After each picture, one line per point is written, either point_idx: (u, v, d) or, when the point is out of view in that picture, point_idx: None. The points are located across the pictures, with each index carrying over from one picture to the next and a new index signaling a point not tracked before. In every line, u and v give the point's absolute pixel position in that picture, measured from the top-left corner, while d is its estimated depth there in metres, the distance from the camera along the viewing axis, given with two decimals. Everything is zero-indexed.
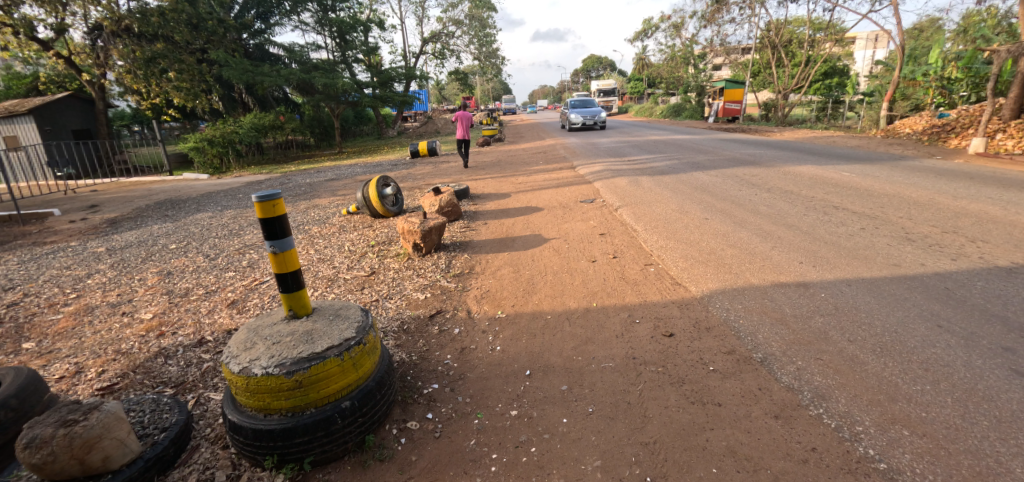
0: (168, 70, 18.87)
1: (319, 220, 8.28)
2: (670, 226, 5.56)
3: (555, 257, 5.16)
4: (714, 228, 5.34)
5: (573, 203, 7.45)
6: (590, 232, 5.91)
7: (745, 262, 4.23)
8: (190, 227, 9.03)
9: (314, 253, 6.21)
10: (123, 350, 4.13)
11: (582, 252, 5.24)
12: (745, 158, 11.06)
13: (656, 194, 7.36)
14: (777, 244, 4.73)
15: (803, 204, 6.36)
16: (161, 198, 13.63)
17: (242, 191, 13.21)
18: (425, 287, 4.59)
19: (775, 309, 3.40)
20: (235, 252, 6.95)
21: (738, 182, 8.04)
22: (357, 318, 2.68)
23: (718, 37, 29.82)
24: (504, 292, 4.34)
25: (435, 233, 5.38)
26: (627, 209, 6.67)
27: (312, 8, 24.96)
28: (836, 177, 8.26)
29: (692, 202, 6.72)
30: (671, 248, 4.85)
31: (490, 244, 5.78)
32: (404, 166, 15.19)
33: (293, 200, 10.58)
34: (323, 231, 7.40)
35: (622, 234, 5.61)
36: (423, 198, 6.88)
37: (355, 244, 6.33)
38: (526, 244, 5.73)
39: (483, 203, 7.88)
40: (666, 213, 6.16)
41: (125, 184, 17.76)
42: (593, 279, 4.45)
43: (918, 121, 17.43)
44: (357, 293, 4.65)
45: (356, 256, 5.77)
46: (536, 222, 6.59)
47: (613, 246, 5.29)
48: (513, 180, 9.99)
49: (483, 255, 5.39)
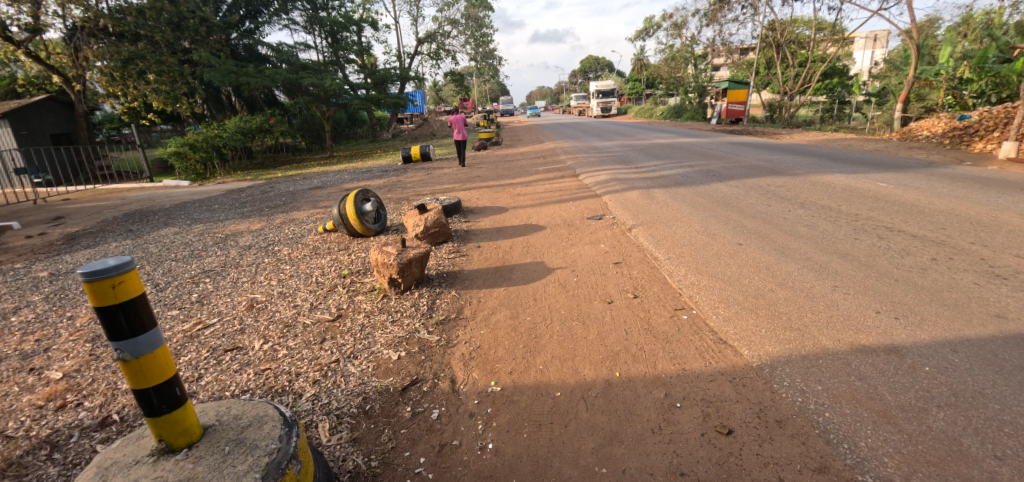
0: (147, 72, 17.84)
1: (292, 239, 7.35)
2: (699, 254, 4.64)
3: (562, 296, 4.21)
4: (755, 258, 4.40)
5: (579, 221, 6.51)
6: (603, 260, 4.96)
7: (808, 312, 3.32)
8: (150, 246, 8.08)
9: (276, 285, 5.28)
10: (6, 431, 3.21)
11: (596, 289, 4.29)
12: (763, 165, 10.16)
13: (674, 210, 6.43)
14: (841, 283, 3.80)
15: (849, 224, 5.45)
16: (132, 209, 12.67)
17: (218, 201, 12.25)
18: (399, 340, 3.64)
19: (872, 394, 2.49)
20: (189, 280, 6.03)
21: (765, 195, 7.12)
22: (265, 442, 1.94)
23: (720, 36, 28.98)
24: (499, 350, 3.39)
25: (416, 265, 4.43)
26: (644, 229, 5.74)
27: (302, 7, 24.04)
28: (873, 188, 7.35)
29: (718, 220, 5.80)
30: (708, 287, 3.92)
31: (483, 275, 4.83)
32: (394, 173, 14.23)
33: (269, 213, 9.61)
34: (294, 254, 6.47)
35: (641, 264, 4.68)
36: (407, 216, 5.96)
37: (327, 272, 5.40)
38: (526, 276, 4.78)
39: (477, 220, 6.92)
40: (691, 235, 5.23)
41: (101, 192, 16.84)
42: (611, 332, 3.50)
43: (936, 123, 16.57)
44: (313, 346, 3.70)
45: (323, 291, 4.81)
46: (538, 245, 5.65)
47: (633, 281, 4.34)
48: (510, 190, 9.06)
49: (474, 291, 4.44)
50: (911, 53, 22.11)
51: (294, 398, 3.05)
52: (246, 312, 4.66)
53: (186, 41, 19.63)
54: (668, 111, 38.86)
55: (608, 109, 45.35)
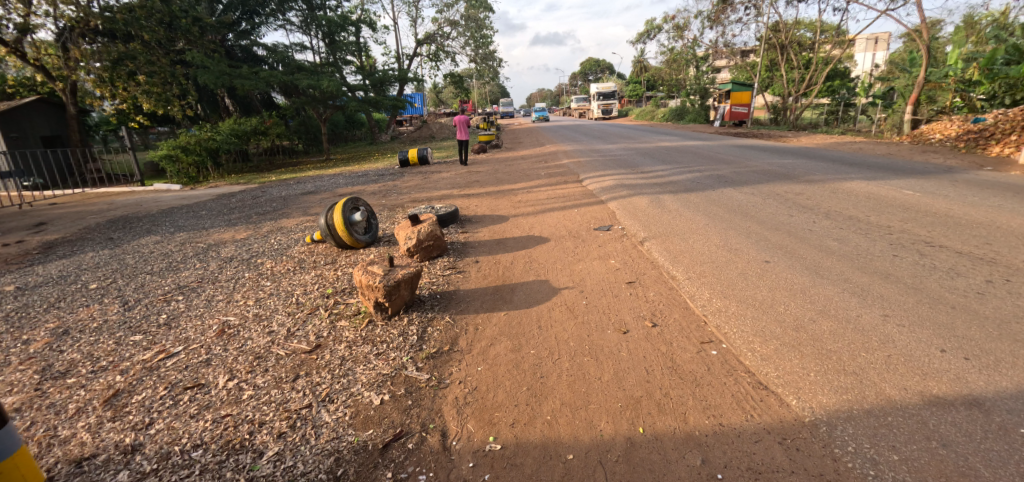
0: (137, 73, 17.35)
1: (276, 249, 6.86)
2: (723, 272, 4.16)
3: (570, 323, 3.71)
4: (787, 279, 3.91)
5: (585, 231, 6.01)
6: (615, 278, 4.46)
7: (860, 351, 2.85)
8: (127, 257, 7.58)
9: (253, 306, 4.79)
10: None
11: (608, 315, 3.79)
12: (776, 170, 9.67)
13: (688, 220, 5.93)
14: (891, 311, 3.32)
15: (884, 238, 4.96)
16: (116, 215, 12.16)
17: (206, 207, 11.73)
18: (383, 379, 3.14)
19: (964, 470, 2.03)
20: (161, 297, 5.55)
21: (784, 203, 6.64)
22: None
23: (723, 38, 28.53)
24: (499, 393, 2.90)
25: (406, 286, 3.93)
26: (657, 242, 5.25)
27: (299, 8, 23.58)
28: (899, 196, 6.86)
29: (738, 232, 5.30)
30: (737, 314, 3.43)
31: (481, 296, 4.32)
32: (391, 177, 13.73)
33: (256, 221, 9.11)
34: (277, 268, 5.99)
35: (657, 284, 4.19)
36: (398, 228, 5.47)
37: (310, 291, 4.91)
38: (528, 297, 4.27)
39: (474, 230, 6.43)
40: (710, 251, 4.73)
41: (90, 196, 16.37)
42: (630, 370, 3.00)
43: (948, 126, 16.09)
44: (283, 385, 3.21)
45: (302, 314, 4.32)
46: (542, 260, 5.15)
47: (650, 305, 3.85)
48: (511, 197, 8.57)
49: (470, 316, 3.93)
50: (919, 54, 21.62)
51: (253, 458, 2.57)
52: (215, 338, 4.18)
53: (179, 41, 19.17)
54: (669, 113, 38.37)
55: (609, 112, 44.87)
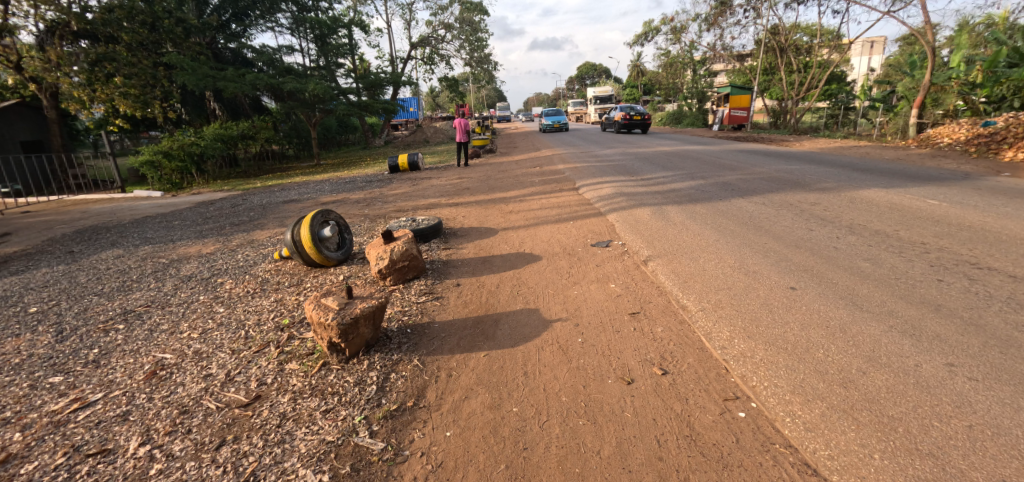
0: (116, 74, 16.70)
1: (242, 267, 6.22)
2: (742, 302, 3.55)
3: (563, 369, 3.07)
4: (821, 314, 3.29)
5: (581, 248, 5.37)
6: (615, 308, 3.83)
7: (930, 421, 2.27)
8: (81, 274, 6.91)
9: (198, 339, 4.13)
10: None
11: (607, 357, 3.16)
12: (784, 177, 9.08)
13: (697, 235, 5.31)
14: (956, 360, 2.73)
15: (921, 258, 4.36)
16: (86, 224, 11.47)
17: (181, 217, 11.05)
18: (326, 450, 2.50)
19: None
20: (102, 325, 4.88)
21: (800, 215, 6.05)
22: None
23: (721, 41, 28.04)
24: (472, 475, 2.28)
25: (367, 323, 3.28)
26: (663, 261, 4.61)
27: (289, 9, 22.93)
28: (925, 207, 6.28)
29: (753, 251, 4.70)
30: (767, 361, 2.81)
31: (459, 331, 3.68)
32: (379, 184, 13.11)
33: (228, 233, 8.45)
34: (237, 288, 5.35)
35: (665, 317, 3.57)
36: (370, 245, 4.83)
37: (265, 320, 4.26)
38: (512, 332, 3.62)
39: (459, 245, 5.82)
40: (725, 274, 4.10)
41: (67, 203, 15.69)
42: (637, 439, 2.39)
43: (957, 128, 15.43)
44: (203, 456, 2.58)
45: (250, 353, 3.68)
46: (532, 283, 4.51)
47: (658, 345, 3.22)
48: (502, 206, 7.96)
49: (443, 358, 3.29)
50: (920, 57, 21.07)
51: None
52: (142, 383, 3.52)
53: (164, 43, 18.55)
54: (667, 117, 37.84)
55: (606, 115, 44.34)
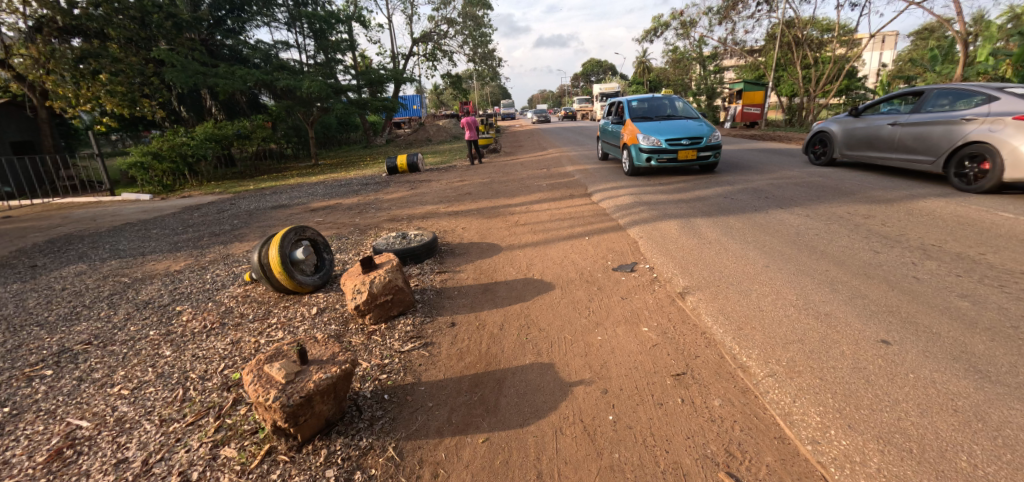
0: (101, 72, 15.80)
1: (208, 290, 5.42)
2: (826, 367, 2.69)
3: (593, 472, 2.22)
4: (940, 391, 2.44)
5: (600, 273, 4.52)
6: (653, 366, 2.96)
7: None
8: (33, 297, 6.11)
9: (126, 399, 3.30)
10: None
11: (652, 450, 2.30)
12: (820, 182, 8.19)
13: (739, 258, 4.46)
14: None
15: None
16: (62, 232, 10.69)
17: (161, 224, 10.25)
18: None
19: None
20: (27, 370, 4.06)
21: (855, 231, 5.19)
22: None
23: (732, 35, 26.95)
24: None
25: (322, 398, 2.43)
26: (705, 296, 3.74)
27: (285, 4, 22.11)
28: (1001, 221, 5.38)
29: (815, 282, 3.84)
30: (890, 476, 1.99)
31: (450, 397, 2.85)
32: (375, 187, 12.28)
33: (205, 246, 7.65)
34: (196, 320, 4.53)
35: (723, 384, 2.71)
36: (347, 274, 3.99)
37: (212, 372, 3.44)
38: (520, 401, 2.77)
39: (456, 268, 5.00)
40: (790, 319, 3.23)
41: (52, 207, 14.95)
42: None
43: None
44: None
45: (185, 426, 2.87)
46: (543, 324, 3.63)
47: (719, 430, 2.37)
48: (507, 217, 7.11)
49: (430, 444, 2.47)
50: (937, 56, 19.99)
51: None
52: (39, 470, 2.72)
53: (156, 39, 17.74)
54: None
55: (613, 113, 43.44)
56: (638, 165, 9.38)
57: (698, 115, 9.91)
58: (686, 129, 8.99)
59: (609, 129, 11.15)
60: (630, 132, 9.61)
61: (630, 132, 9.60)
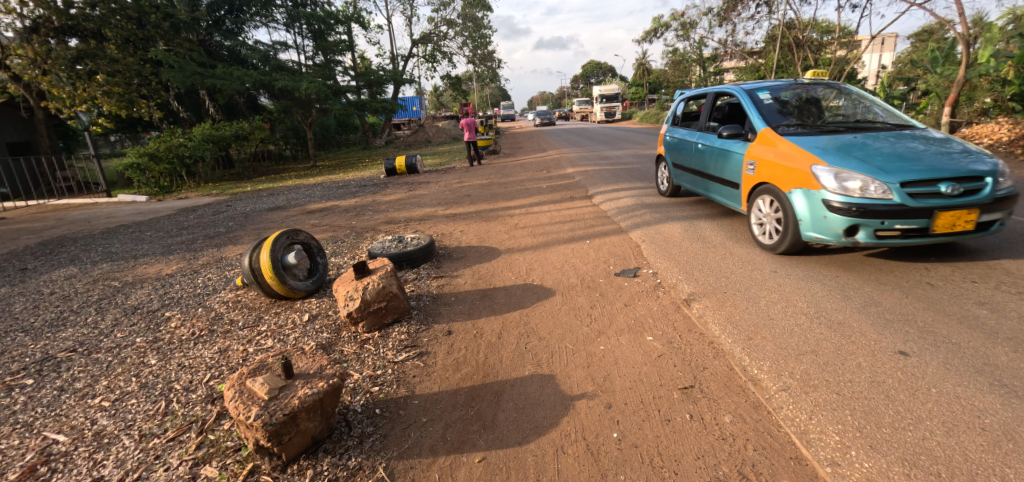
0: (97, 72, 15.67)
1: (199, 294, 5.28)
2: (842, 380, 2.55)
3: None
4: (966, 408, 2.30)
5: (602, 278, 4.37)
6: (659, 378, 2.82)
7: None
8: (20, 301, 5.95)
9: (108, 411, 3.15)
10: None
11: (661, 472, 2.16)
12: None
13: (746, 263, 4.32)
14: None
15: None
16: (55, 234, 10.52)
17: (156, 226, 10.10)
18: None
19: None
20: (7, 379, 3.90)
21: None
22: None
23: (733, 37, 26.83)
24: None
25: (310, 414, 2.29)
26: (711, 303, 3.59)
27: (284, 4, 22.02)
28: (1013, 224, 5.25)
29: (824, 288, 3.70)
30: None
31: (446, 411, 2.70)
32: (374, 189, 12.13)
33: (198, 249, 7.50)
34: (185, 327, 4.38)
35: (734, 399, 2.56)
36: (340, 280, 3.85)
37: (197, 383, 3.29)
38: (519, 416, 2.62)
39: (454, 272, 4.86)
40: (802, 328, 3.09)
41: (47, 209, 14.79)
42: None
43: (997, 128, 14.20)
44: None
45: (166, 441, 2.72)
46: (543, 333, 3.48)
47: (732, 449, 2.23)
48: (506, 220, 6.97)
49: (424, 463, 2.32)
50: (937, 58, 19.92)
51: None
52: None
53: (154, 40, 17.57)
54: None
55: (613, 115, 43.33)
56: (819, 237, 4.08)
57: (914, 123, 4.76)
58: (921, 152, 3.92)
59: (704, 150, 5.90)
60: (797, 160, 4.22)
61: (800, 159, 4.21)
